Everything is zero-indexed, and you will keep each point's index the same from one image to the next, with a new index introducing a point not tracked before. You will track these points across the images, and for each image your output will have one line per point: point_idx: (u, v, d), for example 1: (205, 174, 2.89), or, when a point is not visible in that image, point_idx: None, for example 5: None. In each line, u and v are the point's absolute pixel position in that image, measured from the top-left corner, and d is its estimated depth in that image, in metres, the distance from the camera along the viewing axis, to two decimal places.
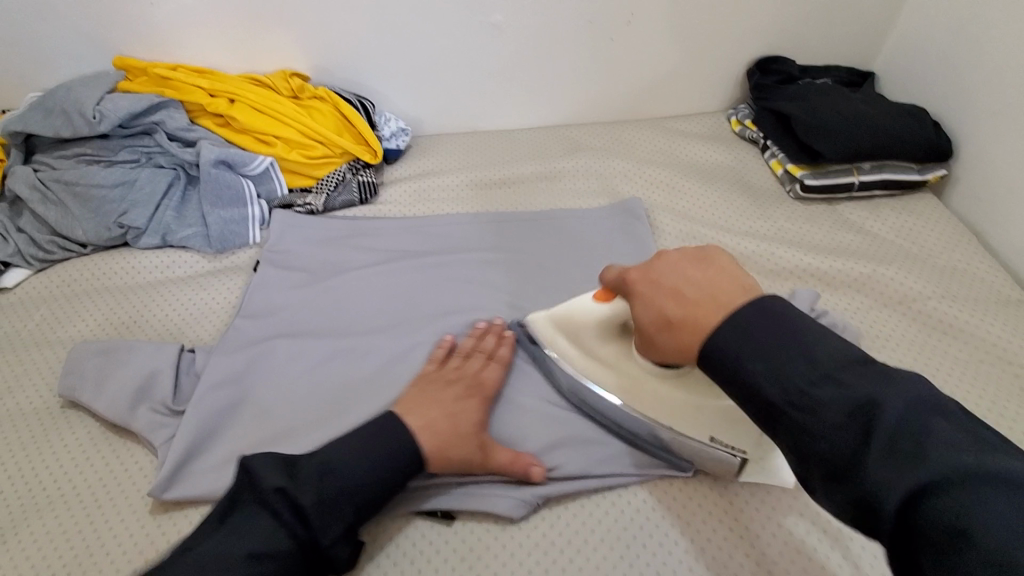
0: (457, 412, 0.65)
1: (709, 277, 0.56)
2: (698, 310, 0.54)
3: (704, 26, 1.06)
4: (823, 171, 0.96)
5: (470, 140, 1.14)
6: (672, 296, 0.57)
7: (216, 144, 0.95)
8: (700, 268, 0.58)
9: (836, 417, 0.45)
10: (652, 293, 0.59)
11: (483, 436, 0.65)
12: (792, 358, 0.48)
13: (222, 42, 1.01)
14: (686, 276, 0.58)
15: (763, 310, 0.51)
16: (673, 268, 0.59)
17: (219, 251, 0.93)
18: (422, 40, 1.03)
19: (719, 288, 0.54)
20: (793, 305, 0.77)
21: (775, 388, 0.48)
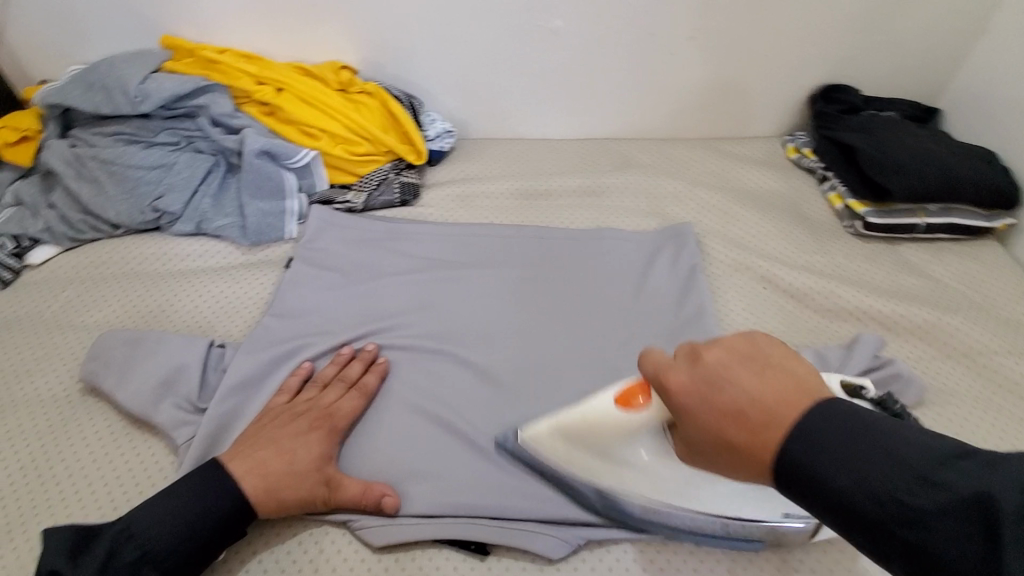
0: (294, 449, 0.61)
1: (771, 389, 0.41)
2: (769, 439, 0.39)
3: (769, 48, 1.02)
4: (887, 209, 0.92)
5: (515, 147, 1.11)
6: (735, 418, 0.41)
7: (261, 133, 0.92)
8: (756, 372, 0.42)
9: (870, 467, 0.37)
10: (701, 408, 0.43)
11: (330, 471, 0.62)
12: (858, 453, 0.37)
13: (272, 28, 0.98)
14: (746, 391, 0.41)
15: (831, 425, 0.38)
16: (726, 376, 0.42)
17: (253, 244, 0.90)
18: (476, 40, 0.99)
19: (788, 407, 0.40)
20: (858, 350, 0.71)
21: (858, 496, 0.36)
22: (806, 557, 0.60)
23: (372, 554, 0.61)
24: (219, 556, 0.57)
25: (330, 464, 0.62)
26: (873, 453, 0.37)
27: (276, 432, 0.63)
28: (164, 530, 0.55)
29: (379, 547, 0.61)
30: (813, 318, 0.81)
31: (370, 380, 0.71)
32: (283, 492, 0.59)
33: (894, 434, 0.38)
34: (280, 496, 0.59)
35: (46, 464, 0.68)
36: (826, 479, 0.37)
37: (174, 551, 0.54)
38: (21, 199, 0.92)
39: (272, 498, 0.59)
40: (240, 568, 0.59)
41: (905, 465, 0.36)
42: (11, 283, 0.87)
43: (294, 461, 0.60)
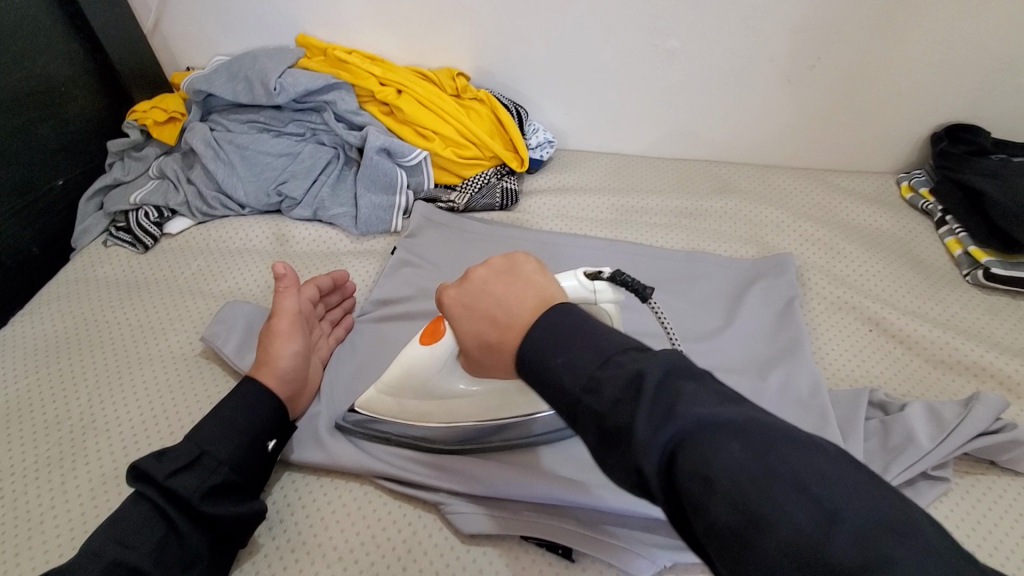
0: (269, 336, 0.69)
1: (512, 293, 0.50)
2: (504, 337, 0.48)
3: (892, 82, 0.98)
4: (1015, 261, 0.86)
5: (611, 162, 1.11)
6: (487, 321, 0.50)
7: (381, 131, 0.98)
8: (504, 281, 0.51)
9: (591, 357, 0.41)
10: (464, 311, 0.53)
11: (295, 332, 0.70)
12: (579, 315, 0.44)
13: (397, 35, 1.05)
14: (489, 295, 0.51)
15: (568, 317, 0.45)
16: (481, 285, 0.52)
17: (362, 234, 0.96)
18: (587, 55, 1.01)
19: (514, 301, 0.49)
20: (977, 410, 0.66)
21: (569, 375, 0.41)
22: None
23: (461, 542, 0.63)
24: (267, 444, 0.63)
25: (286, 319, 0.70)
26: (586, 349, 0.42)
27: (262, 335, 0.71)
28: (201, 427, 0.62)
29: (467, 535, 0.63)
30: (923, 368, 0.77)
31: (323, 281, 0.78)
32: (280, 365, 0.67)
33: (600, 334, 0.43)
34: (269, 362, 0.67)
35: (174, 416, 0.75)
36: (548, 360, 0.43)
37: (220, 441, 0.60)
38: (164, 172, 1.02)
39: (265, 371, 0.67)
40: (338, 533, 0.63)
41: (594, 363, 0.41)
42: (150, 248, 0.96)
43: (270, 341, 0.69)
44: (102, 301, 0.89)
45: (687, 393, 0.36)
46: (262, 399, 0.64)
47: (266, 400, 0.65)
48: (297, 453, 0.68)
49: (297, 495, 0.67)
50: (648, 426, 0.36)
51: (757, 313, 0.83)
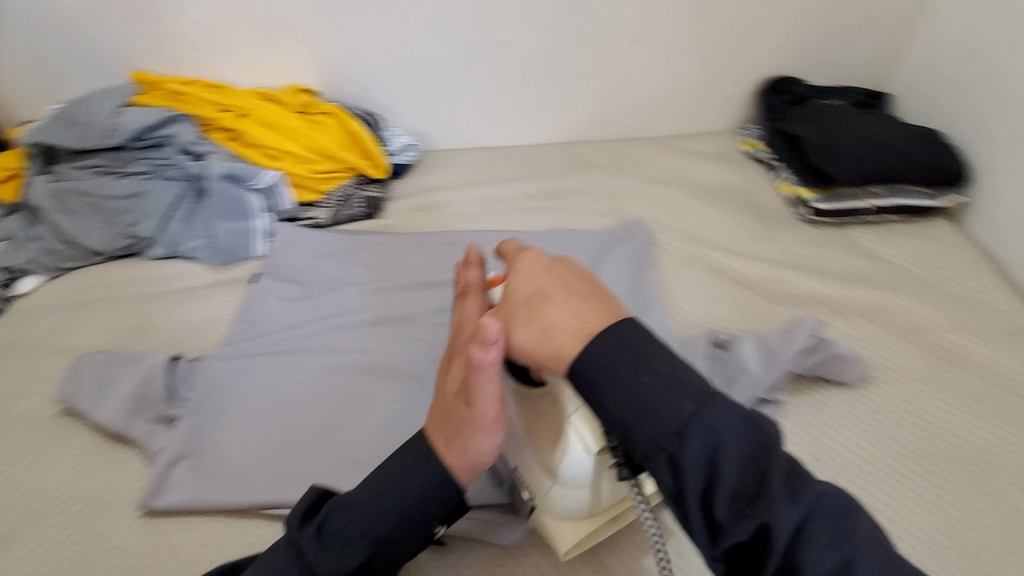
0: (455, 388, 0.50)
1: (580, 308, 0.47)
2: (570, 309, 0.47)
3: (712, 47, 1.05)
4: (835, 194, 0.93)
5: (476, 157, 1.14)
6: (541, 296, 0.49)
7: (224, 157, 0.98)
8: (562, 271, 0.51)
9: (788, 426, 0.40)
10: (538, 280, 0.50)
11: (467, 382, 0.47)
12: (640, 356, 0.42)
13: (236, 60, 1.04)
14: (561, 276, 0.50)
15: (605, 342, 0.44)
16: (528, 270, 0.52)
17: (224, 263, 0.95)
18: (429, 56, 1.04)
19: (598, 308, 0.46)
20: (794, 337, 0.72)
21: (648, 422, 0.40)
22: None
23: None
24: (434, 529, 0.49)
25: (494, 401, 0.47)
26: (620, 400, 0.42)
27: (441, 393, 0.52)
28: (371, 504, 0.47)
29: None
30: (763, 304, 0.83)
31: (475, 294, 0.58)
32: (467, 445, 0.48)
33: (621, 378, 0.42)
34: (465, 445, 0.48)
35: (31, 480, 0.72)
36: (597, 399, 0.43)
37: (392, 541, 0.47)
38: (8, 233, 0.97)
39: (454, 460, 0.48)
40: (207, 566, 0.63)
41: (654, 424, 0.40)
42: None
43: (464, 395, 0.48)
44: None
45: (690, 442, 0.39)
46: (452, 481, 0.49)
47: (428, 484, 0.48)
48: (159, 498, 0.67)
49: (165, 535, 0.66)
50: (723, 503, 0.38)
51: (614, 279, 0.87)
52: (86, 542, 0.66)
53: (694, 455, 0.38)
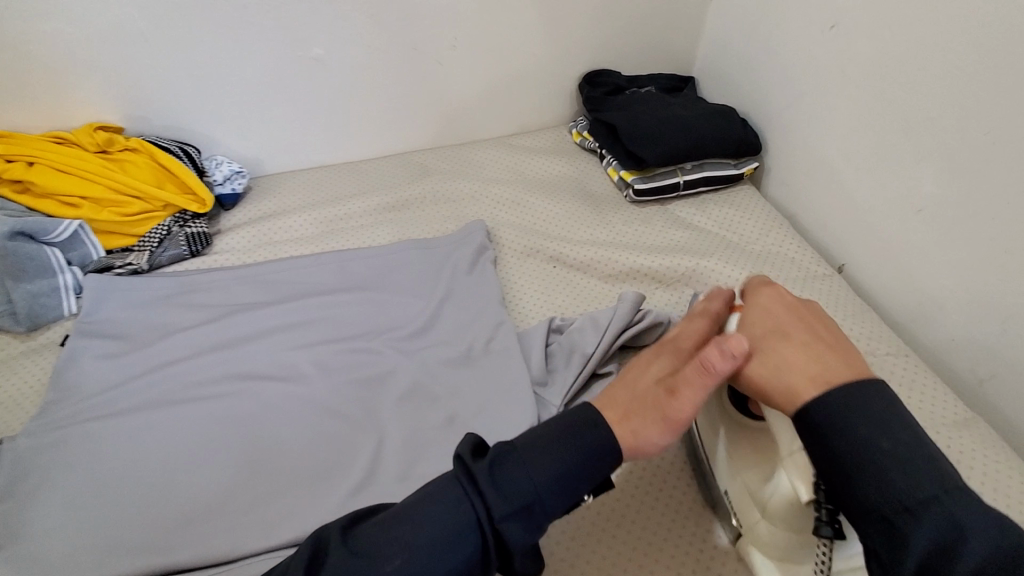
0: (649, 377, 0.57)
1: (810, 360, 0.51)
2: (827, 359, 0.51)
3: (529, 47, 1.09)
4: (650, 174, 1.01)
5: (315, 176, 1.10)
6: (785, 335, 0.55)
7: (14, 214, 0.86)
8: (793, 314, 0.57)
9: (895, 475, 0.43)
10: (765, 328, 0.56)
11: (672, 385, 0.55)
12: (878, 414, 0.46)
13: (12, 102, 0.93)
14: (777, 318, 0.57)
15: (863, 391, 0.47)
16: (763, 310, 0.58)
17: (29, 329, 0.84)
18: (241, 79, 0.99)
19: (814, 344, 0.53)
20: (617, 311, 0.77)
21: (872, 485, 0.43)
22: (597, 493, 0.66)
23: None
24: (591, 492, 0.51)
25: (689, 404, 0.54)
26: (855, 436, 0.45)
27: (640, 379, 0.57)
28: (542, 452, 0.49)
29: None
30: (595, 286, 0.90)
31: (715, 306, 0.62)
32: (645, 439, 0.53)
33: (837, 428, 0.46)
34: (634, 426, 0.53)
35: None
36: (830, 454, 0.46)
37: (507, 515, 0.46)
38: None
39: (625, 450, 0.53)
40: None
41: (910, 453, 0.44)
42: None
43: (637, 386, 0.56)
44: None
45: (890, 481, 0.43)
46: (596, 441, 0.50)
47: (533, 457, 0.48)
48: None
49: None
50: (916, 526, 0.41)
51: (457, 283, 0.89)
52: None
53: (921, 527, 0.41)
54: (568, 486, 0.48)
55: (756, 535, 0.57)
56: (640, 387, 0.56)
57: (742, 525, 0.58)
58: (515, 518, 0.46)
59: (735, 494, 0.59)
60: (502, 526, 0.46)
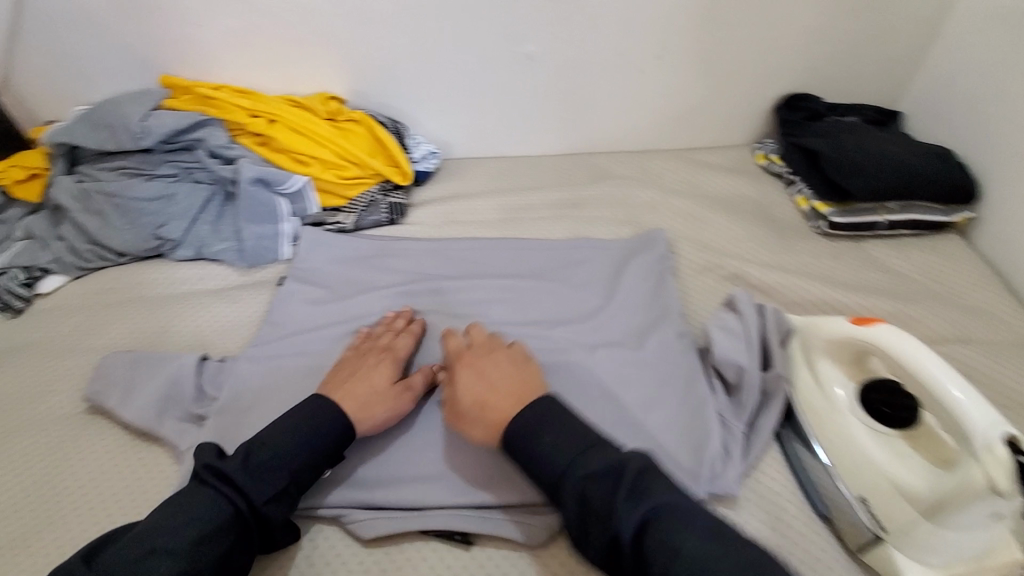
0: (365, 377, 0.68)
1: (506, 385, 0.63)
2: (528, 391, 0.62)
3: (732, 62, 1.07)
4: (848, 208, 0.96)
5: (497, 165, 1.17)
6: (504, 386, 0.63)
7: (255, 162, 0.98)
8: (519, 367, 0.66)
9: (596, 464, 0.54)
10: (479, 371, 0.65)
11: (389, 389, 0.68)
12: (538, 424, 0.58)
13: (265, 66, 1.06)
14: (499, 375, 0.65)
15: (545, 415, 0.59)
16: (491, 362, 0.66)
17: (250, 266, 0.96)
18: (455, 67, 1.06)
19: (517, 383, 0.63)
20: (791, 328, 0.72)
21: (555, 453, 0.56)
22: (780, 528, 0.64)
23: (363, 547, 0.63)
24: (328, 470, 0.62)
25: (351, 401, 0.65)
26: (575, 443, 0.56)
27: (349, 371, 0.70)
28: (295, 443, 0.60)
29: (370, 539, 0.63)
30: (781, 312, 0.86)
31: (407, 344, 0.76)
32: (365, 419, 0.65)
33: (575, 429, 0.58)
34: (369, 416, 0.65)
35: (59, 477, 0.71)
36: (541, 436, 0.57)
37: (267, 503, 0.56)
38: (33, 232, 0.97)
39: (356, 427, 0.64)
40: None
41: (583, 437, 0.57)
42: (23, 311, 0.91)
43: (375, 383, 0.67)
44: None
45: (652, 478, 0.53)
46: (218, 501, 0.55)
47: (255, 458, 0.58)
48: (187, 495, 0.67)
49: None
50: (690, 507, 0.52)
51: (636, 286, 0.89)
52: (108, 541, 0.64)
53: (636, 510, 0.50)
54: (286, 469, 0.58)
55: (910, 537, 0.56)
56: (359, 378, 0.68)
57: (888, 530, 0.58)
58: (275, 501, 0.57)
59: (877, 493, 0.59)
60: (263, 510, 0.56)
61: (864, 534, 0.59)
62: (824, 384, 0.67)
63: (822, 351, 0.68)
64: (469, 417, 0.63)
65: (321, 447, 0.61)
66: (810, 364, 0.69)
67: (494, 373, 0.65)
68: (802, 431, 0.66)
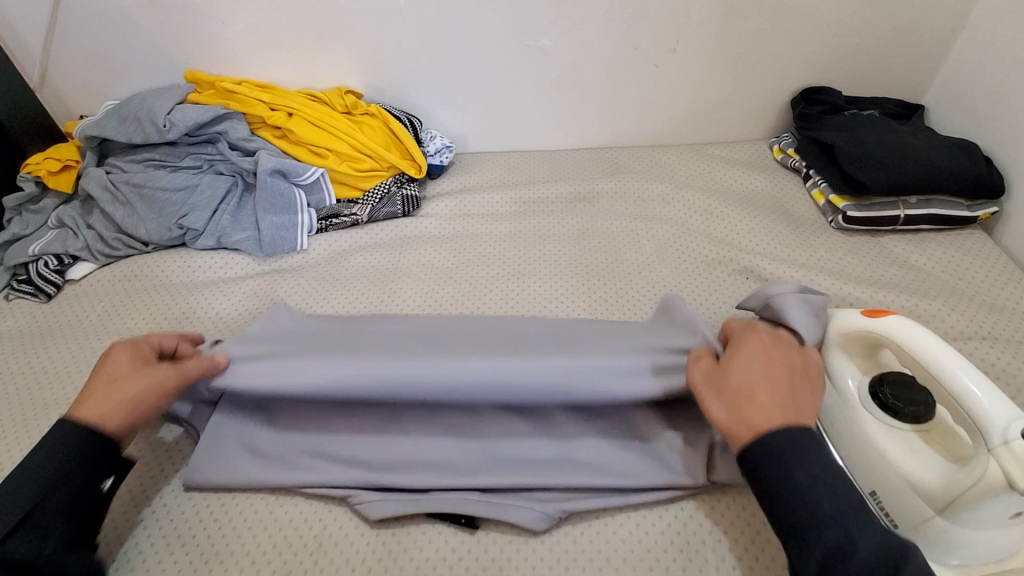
0: (106, 377, 0.59)
1: (777, 390, 0.54)
2: (799, 403, 0.54)
3: (748, 55, 1.06)
4: (866, 202, 0.94)
5: (512, 159, 1.18)
6: (762, 390, 0.54)
7: (274, 154, 1.01)
8: (783, 367, 0.56)
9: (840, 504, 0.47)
10: (761, 373, 0.55)
11: (102, 387, 0.58)
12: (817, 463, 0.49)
13: (285, 61, 1.08)
14: (768, 378, 0.55)
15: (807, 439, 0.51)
16: (754, 363, 0.56)
17: (268, 255, 0.98)
18: (470, 62, 1.07)
19: (788, 391, 0.54)
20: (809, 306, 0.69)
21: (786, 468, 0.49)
22: None
23: (370, 528, 0.64)
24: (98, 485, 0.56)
25: (127, 386, 0.58)
26: (811, 476, 0.49)
27: (100, 373, 0.60)
28: (31, 477, 0.53)
29: (376, 520, 0.64)
30: None
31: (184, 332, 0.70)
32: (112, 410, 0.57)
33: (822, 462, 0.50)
34: (113, 403, 0.57)
35: None
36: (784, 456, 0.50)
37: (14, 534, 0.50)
38: (63, 221, 1.01)
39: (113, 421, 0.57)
40: (248, 539, 0.63)
41: (818, 463, 0.49)
42: (54, 296, 0.95)
43: (110, 380, 0.59)
44: (6, 354, 0.87)
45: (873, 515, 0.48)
46: None
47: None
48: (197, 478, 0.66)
49: (207, 494, 0.67)
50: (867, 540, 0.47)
51: (645, 282, 0.90)
52: (123, 514, 0.66)
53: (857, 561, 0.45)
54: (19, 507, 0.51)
55: (923, 534, 0.55)
56: (99, 380, 0.59)
57: (901, 527, 0.56)
58: (18, 534, 0.50)
59: (892, 491, 0.57)
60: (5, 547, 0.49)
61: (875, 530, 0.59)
62: (835, 378, 0.65)
63: (832, 344, 0.67)
64: (724, 392, 0.55)
65: (81, 472, 0.54)
66: (819, 358, 0.68)
67: (786, 376, 0.55)
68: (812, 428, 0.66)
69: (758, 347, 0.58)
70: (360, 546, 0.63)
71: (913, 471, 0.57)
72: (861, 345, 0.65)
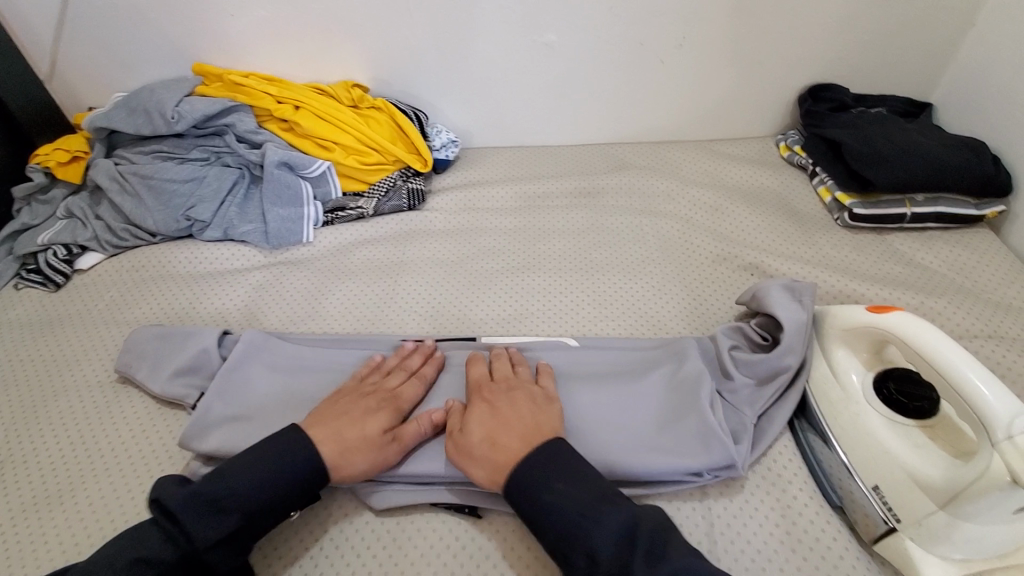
0: (356, 423, 0.61)
1: (487, 431, 0.59)
2: (508, 435, 0.58)
3: (755, 52, 1.06)
4: (873, 200, 0.94)
5: (518, 154, 1.18)
6: (494, 434, 0.59)
7: (281, 147, 1.01)
8: (504, 404, 0.62)
9: None
10: (485, 420, 0.60)
11: (361, 437, 0.60)
12: None
13: (292, 55, 1.09)
14: (492, 419, 0.60)
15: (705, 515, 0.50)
16: (488, 409, 0.61)
17: (274, 248, 0.99)
18: (476, 56, 1.07)
19: (512, 426, 0.59)
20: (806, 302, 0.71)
21: None
22: (805, 510, 0.61)
23: (374, 517, 0.64)
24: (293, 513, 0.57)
25: (379, 444, 0.61)
26: None
27: (347, 409, 0.63)
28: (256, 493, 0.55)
29: (380, 509, 0.64)
30: None
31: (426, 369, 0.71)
32: (355, 461, 0.59)
33: None
34: (350, 456, 0.59)
35: (89, 440, 0.73)
36: None
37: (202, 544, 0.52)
38: (72, 212, 1.02)
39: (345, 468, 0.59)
40: None
41: None
42: (62, 286, 0.96)
43: (365, 430, 0.61)
44: (15, 342, 0.87)
45: None
46: None
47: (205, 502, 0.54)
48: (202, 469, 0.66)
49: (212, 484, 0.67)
50: None
51: (650, 277, 0.90)
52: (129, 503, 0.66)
53: None
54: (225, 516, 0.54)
55: (926, 529, 0.55)
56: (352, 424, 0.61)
57: (903, 522, 0.56)
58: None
59: (895, 486, 0.58)
60: None
61: (877, 525, 0.58)
62: (841, 374, 0.66)
63: (836, 340, 0.67)
64: (475, 454, 0.58)
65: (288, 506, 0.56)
66: (825, 354, 0.68)
67: (513, 413, 0.60)
68: (816, 424, 0.66)
69: (484, 405, 0.62)
70: (363, 535, 0.63)
71: (916, 466, 0.57)
72: (867, 342, 0.65)
